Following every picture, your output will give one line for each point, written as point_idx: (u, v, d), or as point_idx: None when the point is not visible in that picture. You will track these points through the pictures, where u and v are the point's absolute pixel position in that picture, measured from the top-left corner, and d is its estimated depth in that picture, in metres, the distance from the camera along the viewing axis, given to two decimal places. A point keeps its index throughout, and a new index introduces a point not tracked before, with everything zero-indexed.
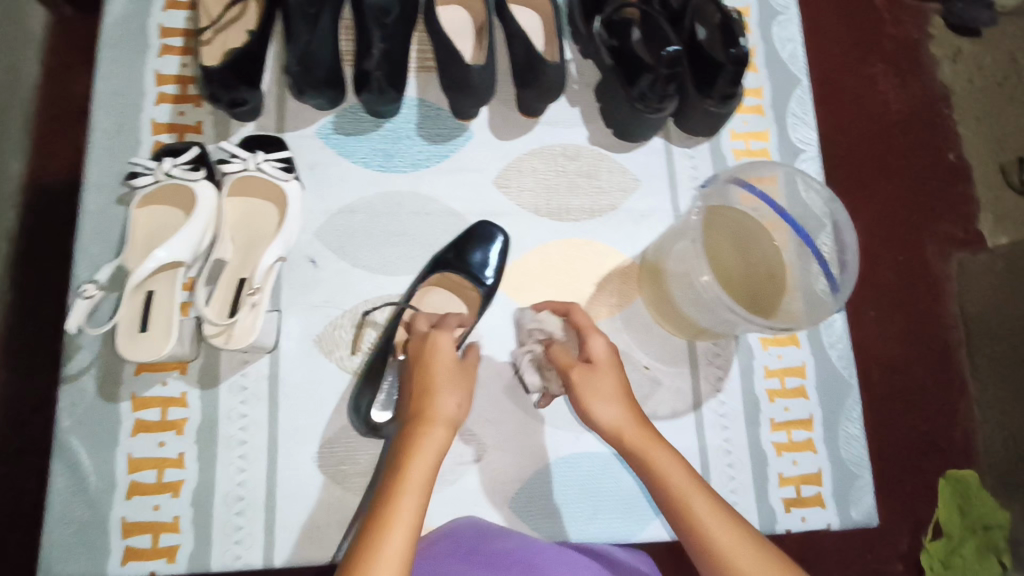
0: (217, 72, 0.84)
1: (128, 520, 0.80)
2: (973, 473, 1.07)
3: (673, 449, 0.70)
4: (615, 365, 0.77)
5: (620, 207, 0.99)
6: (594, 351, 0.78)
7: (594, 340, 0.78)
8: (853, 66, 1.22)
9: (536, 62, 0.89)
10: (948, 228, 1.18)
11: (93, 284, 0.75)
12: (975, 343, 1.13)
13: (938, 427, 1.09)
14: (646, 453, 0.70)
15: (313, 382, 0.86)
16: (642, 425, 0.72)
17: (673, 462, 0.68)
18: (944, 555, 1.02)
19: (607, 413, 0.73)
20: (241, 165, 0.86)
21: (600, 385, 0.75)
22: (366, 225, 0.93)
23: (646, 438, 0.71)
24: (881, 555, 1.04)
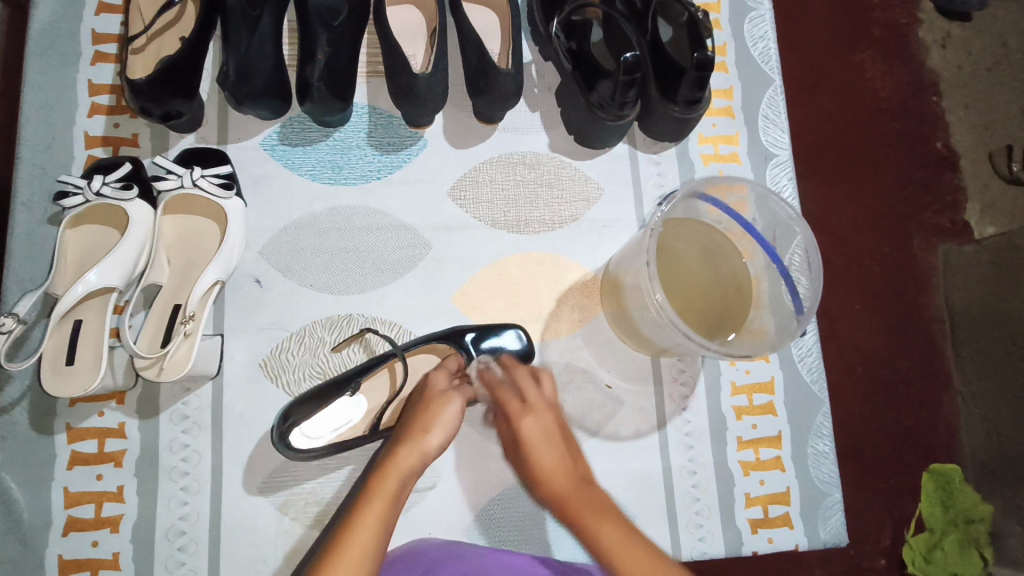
0: (146, 87, 0.78)
1: (66, 557, 0.77)
2: (955, 467, 1.04)
3: (609, 509, 0.69)
4: (555, 435, 0.75)
5: (582, 218, 0.94)
6: (524, 432, 0.75)
7: (523, 421, 0.76)
8: (840, 53, 1.17)
9: (488, 67, 0.84)
10: (934, 219, 1.14)
11: (12, 317, 0.70)
12: (960, 335, 1.08)
13: (922, 423, 1.06)
14: (579, 516, 0.68)
15: (259, 408, 0.83)
16: (579, 485, 0.71)
17: (610, 524, 0.66)
18: (925, 549, 0.99)
19: (550, 480, 0.71)
20: (176, 182, 0.80)
21: (540, 458, 0.73)
22: (315, 242, 0.88)
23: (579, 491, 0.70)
24: (863, 551, 1.01)
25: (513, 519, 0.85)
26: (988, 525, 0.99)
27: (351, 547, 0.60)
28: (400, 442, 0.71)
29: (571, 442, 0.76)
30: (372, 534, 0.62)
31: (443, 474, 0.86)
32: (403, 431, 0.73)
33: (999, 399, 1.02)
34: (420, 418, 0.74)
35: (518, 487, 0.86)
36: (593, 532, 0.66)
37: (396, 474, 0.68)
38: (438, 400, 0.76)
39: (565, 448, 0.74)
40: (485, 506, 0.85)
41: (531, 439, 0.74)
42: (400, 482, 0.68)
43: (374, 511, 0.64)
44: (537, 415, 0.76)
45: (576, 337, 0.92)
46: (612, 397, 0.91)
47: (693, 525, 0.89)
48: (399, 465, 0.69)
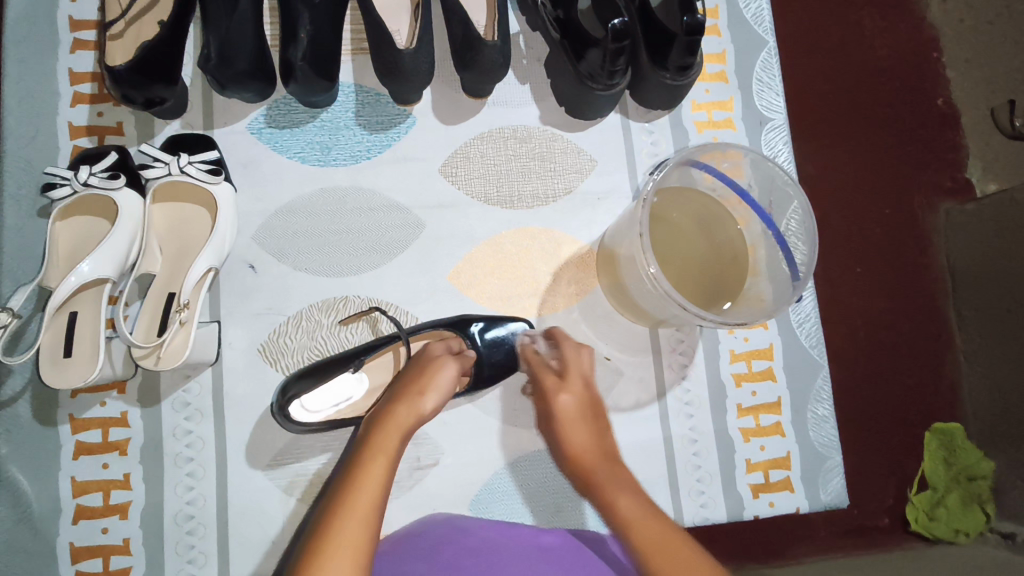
0: (125, 73, 0.77)
1: (77, 544, 0.79)
2: (959, 426, 1.05)
3: (628, 483, 0.71)
4: (584, 418, 0.78)
5: (576, 190, 0.94)
6: (560, 407, 0.79)
7: (558, 398, 0.79)
8: (838, 12, 1.14)
9: (473, 41, 0.82)
10: (935, 177, 1.13)
11: (7, 311, 0.70)
12: (962, 296, 1.07)
13: (923, 383, 1.06)
14: (601, 486, 0.71)
15: (258, 393, 0.83)
16: (604, 458, 0.74)
17: (626, 495, 0.69)
18: (929, 507, 0.99)
19: (575, 450, 0.75)
20: (164, 169, 0.79)
21: (570, 436, 0.76)
22: (307, 225, 0.88)
23: (608, 470, 0.73)
24: (867, 510, 1.02)
25: (516, 492, 0.86)
26: (992, 482, 0.99)
27: (358, 497, 0.60)
28: (394, 402, 0.72)
29: (601, 424, 0.79)
30: (379, 485, 0.63)
31: (446, 450, 0.86)
32: (396, 394, 0.74)
33: (999, 357, 1.02)
34: (415, 382, 0.74)
35: (521, 459, 0.87)
36: (610, 501, 0.69)
37: (394, 431, 0.69)
38: (434, 368, 0.76)
39: (594, 429, 0.78)
40: (489, 480, 0.86)
41: (564, 415, 0.78)
42: (398, 439, 0.68)
43: (376, 464, 0.64)
44: (573, 394, 0.80)
45: (573, 311, 0.92)
46: (611, 369, 0.91)
47: (695, 493, 0.90)
48: (397, 423, 0.69)
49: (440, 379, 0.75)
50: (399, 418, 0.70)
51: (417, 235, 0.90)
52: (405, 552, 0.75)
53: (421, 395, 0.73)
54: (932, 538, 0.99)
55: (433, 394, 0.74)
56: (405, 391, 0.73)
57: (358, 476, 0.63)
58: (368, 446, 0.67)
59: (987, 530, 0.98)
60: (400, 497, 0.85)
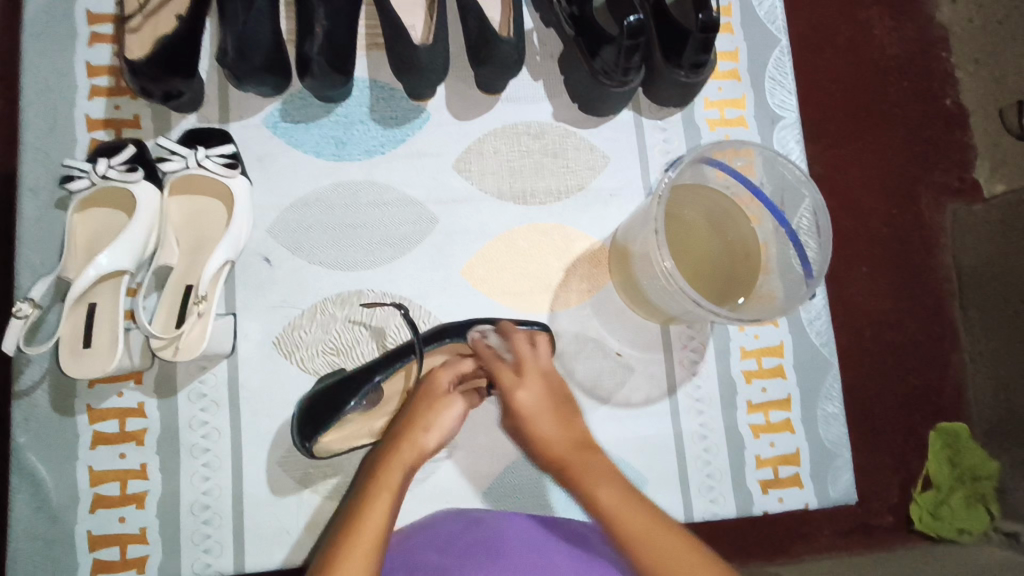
0: (145, 68, 0.78)
1: (94, 532, 0.80)
2: (964, 426, 1.05)
3: (607, 470, 0.68)
4: (551, 408, 0.74)
5: (588, 187, 0.94)
6: (520, 405, 0.74)
7: (516, 394, 0.74)
8: (848, 11, 1.14)
9: (489, 36, 0.83)
10: (942, 177, 1.13)
11: (28, 301, 0.71)
12: (968, 296, 1.08)
13: (930, 382, 1.07)
14: (577, 480, 0.68)
15: (273, 385, 0.84)
16: (578, 448, 0.71)
17: (604, 485, 0.66)
18: (932, 506, 1.00)
19: (546, 447, 0.72)
20: (182, 163, 0.80)
21: (536, 431, 0.73)
22: (322, 219, 0.89)
23: (581, 459, 0.70)
24: (872, 508, 1.02)
25: (527, 486, 0.87)
26: (995, 482, 0.99)
27: (360, 534, 0.60)
28: (397, 438, 0.72)
29: (568, 411, 0.75)
30: (382, 522, 0.62)
31: (458, 444, 0.87)
32: (400, 429, 0.73)
33: (1005, 357, 1.02)
34: (417, 415, 0.75)
35: None
36: (590, 494, 0.66)
37: (397, 468, 0.68)
38: (438, 402, 0.76)
39: (558, 418, 0.74)
40: (501, 474, 0.87)
41: (523, 411, 0.73)
42: (402, 475, 0.68)
43: (379, 501, 0.64)
44: (529, 388, 0.75)
45: (585, 306, 0.92)
46: (622, 365, 0.92)
47: (704, 488, 0.90)
48: (399, 460, 0.69)
49: (445, 414, 0.76)
50: (403, 454, 0.70)
51: (431, 230, 0.90)
52: (417, 544, 0.76)
53: (425, 430, 0.73)
54: (935, 537, 1.00)
55: (437, 428, 0.74)
56: (408, 426, 0.73)
57: (360, 513, 0.63)
58: (371, 484, 0.66)
59: (992, 530, 0.97)
60: (413, 489, 0.85)
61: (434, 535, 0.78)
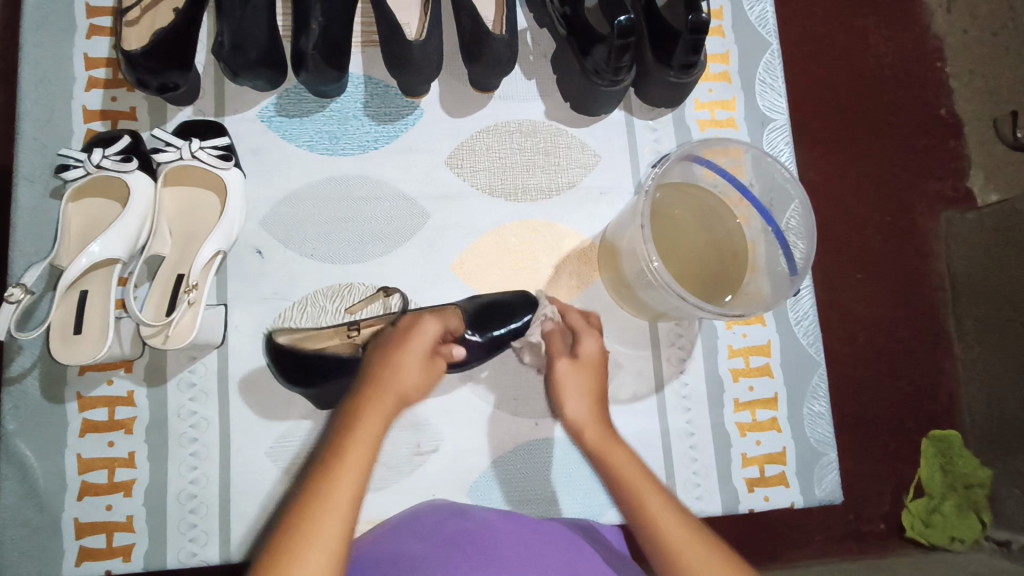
0: (141, 58, 0.79)
1: (81, 520, 0.80)
2: (956, 433, 1.06)
3: (627, 449, 0.73)
4: (598, 366, 0.84)
5: (579, 185, 0.95)
6: (585, 350, 0.84)
7: (587, 339, 0.86)
8: (841, 18, 1.16)
9: (481, 34, 0.84)
10: (936, 186, 1.14)
11: (19, 287, 0.71)
12: (962, 303, 1.09)
13: (922, 385, 1.07)
14: (607, 455, 0.73)
15: (263, 376, 0.85)
16: (602, 426, 0.77)
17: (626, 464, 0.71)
18: (925, 513, 1.01)
19: (576, 403, 0.80)
20: (175, 154, 0.81)
21: (575, 381, 0.82)
22: (313, 212, 0.89)
23: (602, 438, 0.75)
24: (863, 513, 1.03)
25: (514, 482, 0.87)
26: (988, 490, 1.00)
27: (342, 478, 0.56)
28: (376, 382, 0.67)
29: (604, 382, 0.84)
30: (359, 477, 0.57)
31: (445, 438, 0.88)
32: (377, 374, 0.68)
33: (998, 365, 1.02)
34: (400, 361, 0.69)
35: (516, 449, 0.88)
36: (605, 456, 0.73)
37: (376, 415, 0.63)
38: (420, 355, 0.71)
39: (599, 381, 0.83)
40: (487, 468, 0.87)
41: (586, 352, 0.84)
42: (387, 417, 0.64)
43: (361, 445, 0.60)
44: (595, 337, 0.86)
45: (574, 303, 0.93)
46: (610, 362, 0.93)
47: (691, 487, 0.91)
48: (379, 405, 0.64)
49: (425, 377, 0.72)
50: (388, 392, 0.66)
51: (422, 224, 0.91)
52: (404, 534, 0.76)
53: (410, 376, 0.69)
54: (927, 544, 1.00)
55: (420, 380, 0.70)
56: (387, 372, 0.68)
57: (342, 456, 0.58)
58: (348, 429, 0.61)
59: (983, 538, 0.98)
60: (401, 482, 0.86)
61: (420, 526, 0.77)
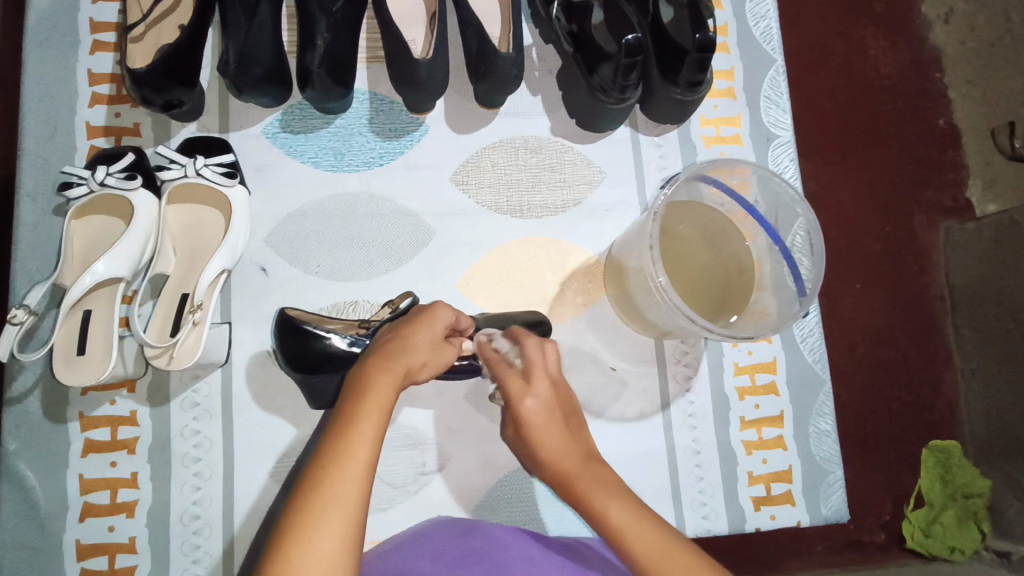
0: (146, 76, 0.78)
1: (83, 541, 0.79)
2: (955, 443, 1.06)
3: (611, 483, 0.66)
4: (553, 416, 0.72)
5: (585, 202, 0.95)
6: (528, 416, 0.71)
7: (522, 403, 0.71)
8: (841, 31, 1.16)
9: (488, 51, 0.84)
10: (935, 197, 1.14)
11: (23, 308, 0.71)
12: (961, 313, 1.08)
13: (922, 398, 1.07)
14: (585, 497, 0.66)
15: (267, 395, 0.84)
16: (584, 462, 0.69)
17: (612, 499, 0.64)
18: (925, 524, 1.00)
19: (551, 463, 0.70)
20: (180, 171, 0.80)
21: (540, 444, 0.71)
22: (319, 229, 0.89)
23: (587, 477, 0.67)
24: (863, 527, 1.02)
25: (519, 501, 0.87)
26: (987, 500, 1.00)
27: (348, 459, 0.53)
28: (387, 353, 0.64)
29: (573, 422, 0.73)
30: (370, 445, 0.55)
31: (451, 456, 0.87)
32: (391, 345, 0.65)
33: (999, 378, 1.03)
34: (414, 336, 0.66)
35: (522, 468, 0.88)
36: (594, 506, 0.65)
37: (386, 383, 0.60)
38: (435, 331, 0.68)
39: (566, 430, 0.72)
40: (493, 487, 0.87)
41: (532, 422, 0.71)
42: (396, 387, 0.61)
43: (368, 422, 0.56)
44: (538, 397, 0.72)
45: (580, 320, 0.93)
46: (617, 380, 0.92)
47: (697, 505, 0.90)
48: (389, 374, 0.61)
49: (436, 358, 0.69)
50: (395, 366, 0.63)
51: (428, 241, 0.91)
52: (410, 552, 0.75)
53: (419, 352, 0.66)
54: (927, 554, 1.00)
55: (429, 358, 0.67)
56: (400, 345, 0.65)
57: (350, 431, 0.55)
58: (358, 398, 0.59)
59: (982, 548, 0.98)
60: (407, 502, 0.85)
61: (430, 545, 0.76)
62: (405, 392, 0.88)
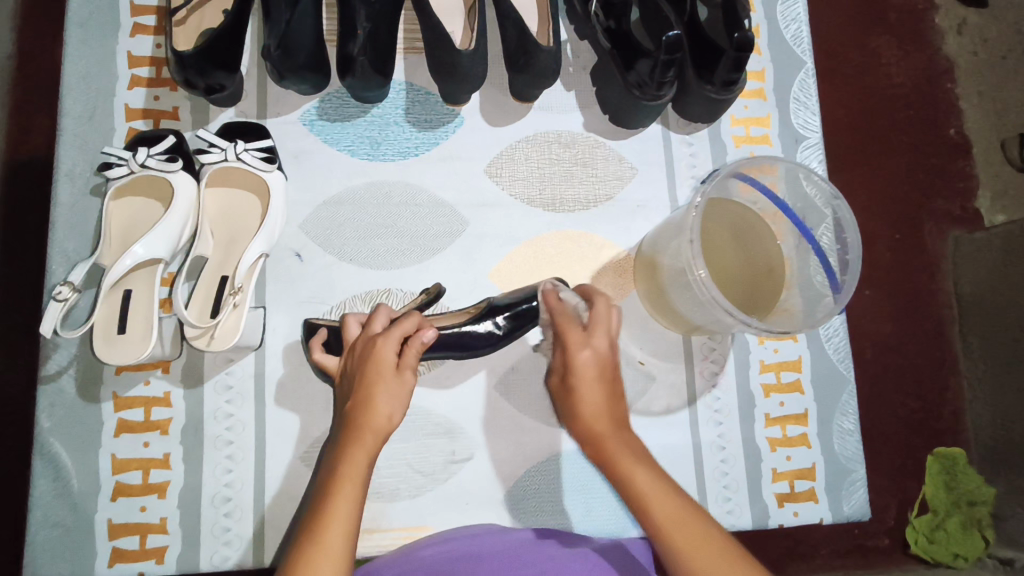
0: (191, 58, 0.79)
1: (114, 521, 0.79)
2: (961, 450, 1.06)
3: (639, 455, 0.72)
4: (600, 378, 0.76)
5: (616, 198, 0.96)
6: (580, 366, 0.76)
7: (578, 353, 0.76)
8: (857, 39, 1.17)
9: (529, 45, 0.84)
10: (945, 206, 1.15)
11: (67, 286, 0.72)
12: (967, 322, 1.09)
13: (929, 404, 1.08)
14: (616, 461, 0.72)
15: (300, 380, 0.84)
16: (616, 428, 0.74)
17: (640, 467, 0.70)
18: (929, 530, 1.01)
19: (588, 423, 0.75)
20: (220, 155, 0.81)
21: (584, 399, 0.76)
22: (354, 217, 0.89)
23: (618, 443, 0.73)
24: (869, 529, 1.04)
25: (545, 493, 0.87)
26: (991, 507, 1.01)
27: (326, 537, 0.59)
28: (353, 425, 0.69)
29: (616, 388, 0.78)
30: (347, 525, 0.61)
31: (480, 446, 0.88)
32: (354, 412, 0.70)
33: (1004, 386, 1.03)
34: (373, 394, 0.70)
35: (550, 459, 0.88)
36: (624, 472, 0.71)
37: (359, 457, 0.66)
38: (386, 384, 0.71)
39: (607, 395, 0.76)
40: (520, 477, 0.87)
41: (580, 372, 0.76)
42: (367, 459, 0.67)
43: (343, 501, 0.63)
44: (595, 350, 0.76)
45: None
46: (644, 374, 0.93)
47: (722, 500, 0.91)
48: (361, 446, 0.67)
49: (399, 399, 0.71)
50: (364, 437, 0.68)
51: (462, 231, 0.91)
52: (428, 553, 0.76)
53: (384, 409, 0.70)
54: (932, 562, 1.01)
55: (395, 410, 0.71)
56: (360, 411, 0.69)
57: (324, 514, 0.62)
58: (334, 477, 0.65)
59: (986, 556, 0.99)
60: (436, 490, 0.86)
61: (451, 545, 0.77)
62: (435, 381, 0.89)
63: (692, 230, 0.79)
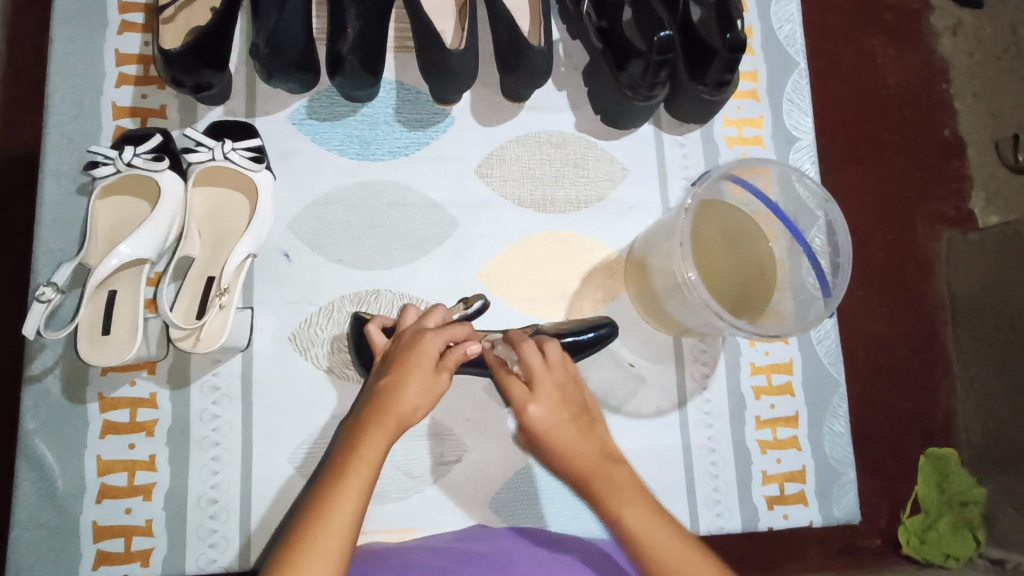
0: (178, 57, 0.78)
1: (99, 523, 0.79)
2: (952, 451, 1.05)
3: (630, 486, 0.63)
4: (569, 421, 0.67)
5: (607, 198, 0.95)
6: (534, 423, 0.68)
7: (529, 411, 0.68)
8: (849, 38, 1.17)
9: (520, 46, 0.84)
10: (937, 207, 1.15)
11: (51, 287, 0.72)
12: (961, 322, 1.09)
13: (920, 405, 1.08)
14: (603, 497, 0.62)
15: (287, 381, 0.84)
16: (602, 461, 0.65)
17: (629, 503, 0.61)
18: (920, 530, 1.01)
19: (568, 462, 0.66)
20: (207, 154, 0.80)
21: (558, 448, 0.67)
22: (342, 217, 0.89)
23: (606, 478, 0.64)
24: (859, 530, 1.03)
25: (534, 495, 0.87)
26: (983, 508, 1.00)
27: (334, 512, 0.56)
28: (378, 405, 0.66)
29: (592, 421, 0.69)
30: (354, 504, 0.57)
31: (469, 447, 0.87)
32: (381, 394, 0.67)
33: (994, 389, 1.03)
34: (408, 377, 0.67)
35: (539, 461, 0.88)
36: (613, 512, 0.61)
37: (379, 437, 0.63)
38: (422, 371, 0.68)
39: (579, 432, 0.67)
40: (509, 480, 0.87)
41: (538, 429, 0.67)
42: (386, 443, 0.63)
43: (355, 477, 0.59)
44: (542, 402, 0.68)
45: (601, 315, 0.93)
46: (635, 376, 0.93)
47: (712, 502, 0.91)
48: (383, 427, 0.64)
49: (433, 389, 0.68)
50: (388, 418, 0.64)
51: (452, 232, 0.91)
52: (417, 552, 0.76)
53: (413, 398, 0.66)
54: (922, 562, 1.00)
55: (423, 402, 0.67)
56: (387, 393, 0.66)
57: (334, 491, 0.58)
58: (349, 454, 0.61)
59: (976, 556, 0.98)
60: (424, 492, 0.85)
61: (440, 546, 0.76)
62: None
63: (681, 232, 0.79)
